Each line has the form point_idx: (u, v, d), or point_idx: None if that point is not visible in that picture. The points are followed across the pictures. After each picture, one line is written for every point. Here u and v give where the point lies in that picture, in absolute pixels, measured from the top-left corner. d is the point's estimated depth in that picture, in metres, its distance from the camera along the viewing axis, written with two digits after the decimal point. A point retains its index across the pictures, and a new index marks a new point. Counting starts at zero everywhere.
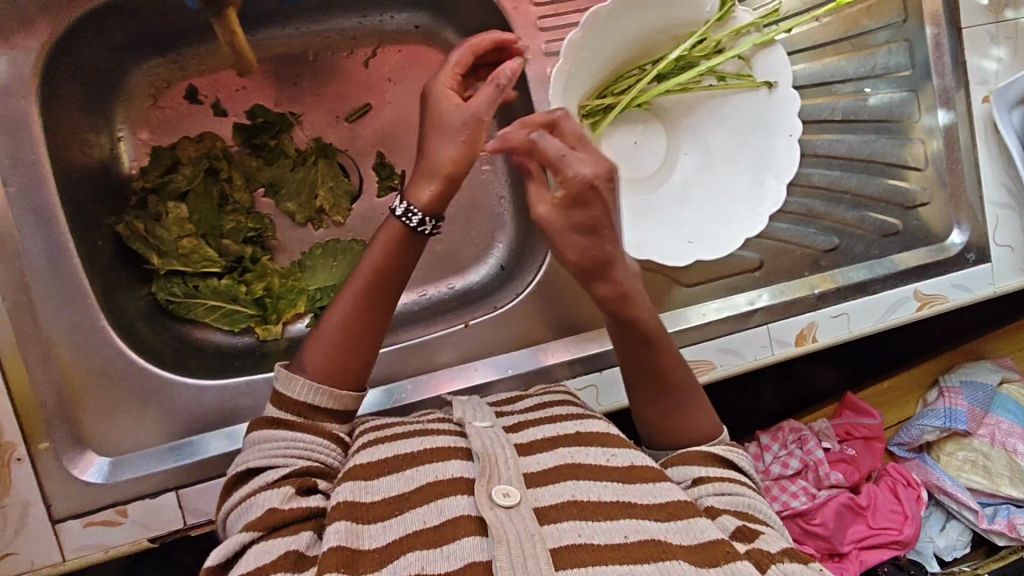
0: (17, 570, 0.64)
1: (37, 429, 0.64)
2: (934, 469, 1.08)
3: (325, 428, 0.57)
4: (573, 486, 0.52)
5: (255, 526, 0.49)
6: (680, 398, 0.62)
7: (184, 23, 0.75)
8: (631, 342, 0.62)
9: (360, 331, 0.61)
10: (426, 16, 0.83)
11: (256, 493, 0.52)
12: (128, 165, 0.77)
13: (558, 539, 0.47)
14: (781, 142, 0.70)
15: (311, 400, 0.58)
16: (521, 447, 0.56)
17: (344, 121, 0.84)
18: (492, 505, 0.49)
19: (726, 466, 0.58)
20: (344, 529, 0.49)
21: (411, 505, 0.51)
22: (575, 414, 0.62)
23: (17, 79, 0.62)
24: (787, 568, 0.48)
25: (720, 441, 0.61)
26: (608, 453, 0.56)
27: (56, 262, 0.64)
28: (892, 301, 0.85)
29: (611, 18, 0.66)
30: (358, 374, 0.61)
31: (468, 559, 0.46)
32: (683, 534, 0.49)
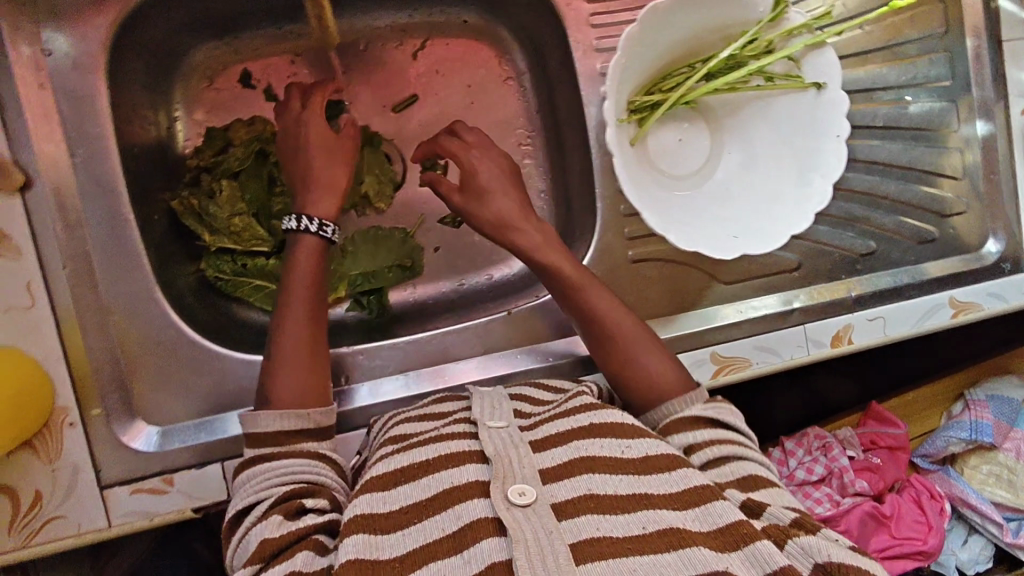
0: (65, 533, 0.65)
1: (91, 395, 0.65)
2: (958, 482, 1.06)
3: (298, 447, 0.60)
4: (588, 479, 0.53)
5: (253, 559, 0.51)
6: (633, 349, 0.66)
7: (245, 10, 0.77)
8: (573, 310, 0.68)
9: (310, 354, 0.65)
10: (476, 10, 0.84)
11: (250, 528, 0.54)
12: (182, 145, 0.78)
13: (576, 535, 0.48)
14: (829, 144, 0.72)
15: (280, 426, 0.60)
16: (536, 443, 0.57)
17: (391, 111, 0.85)
18: (509, 505, 0.50)
19: (715, 428, 0.60)
20: (362, 540, 0.50)
21: (429, 512, 0.52)
22: (585, 404, 0.61)
23: (86, 54, 0.63)
24: (804, 543, 0.48)
25: (700, 402, 0.63)
26: (623, 444, 0.56)
27: (118, 234, 0.65)
28: (928, 307, 0.86)
29: (666, 16, 0.67)
30: (321, 395, 0.64)
31: (487, 561, 0.47)
32: (701, 521, 0.50)
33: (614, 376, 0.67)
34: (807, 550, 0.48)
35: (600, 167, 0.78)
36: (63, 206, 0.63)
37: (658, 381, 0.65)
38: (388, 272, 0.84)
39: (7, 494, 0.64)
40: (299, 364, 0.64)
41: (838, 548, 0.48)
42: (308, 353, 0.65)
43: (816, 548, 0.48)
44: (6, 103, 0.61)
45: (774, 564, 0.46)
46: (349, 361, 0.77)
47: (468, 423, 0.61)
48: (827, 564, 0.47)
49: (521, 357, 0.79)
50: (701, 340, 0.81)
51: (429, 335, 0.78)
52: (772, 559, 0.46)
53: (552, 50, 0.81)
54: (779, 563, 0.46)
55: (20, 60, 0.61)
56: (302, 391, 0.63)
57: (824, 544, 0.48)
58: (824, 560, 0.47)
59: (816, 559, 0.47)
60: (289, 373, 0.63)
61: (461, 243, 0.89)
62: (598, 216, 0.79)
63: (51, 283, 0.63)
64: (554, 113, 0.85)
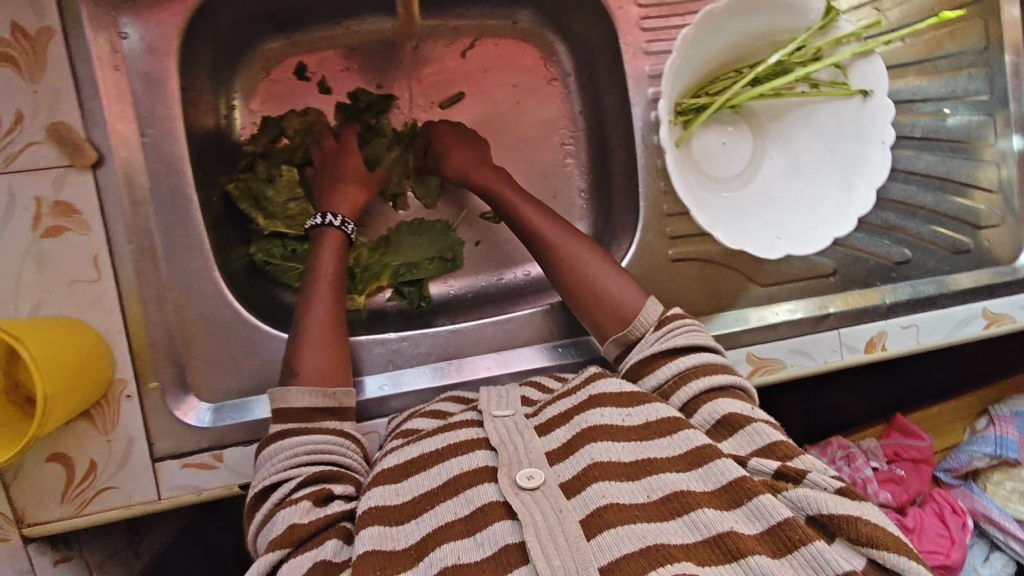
0: (115, 503, 0.67)
1: (148, 368, 0.67)
2: (982, 496, 1.02)
3: (321, 424, 0.62)
4: (592, 449, 0.54)
5: (281, 544, 0.53)
6: (594, 276, 0.71)
7: (309, 7, 0.79)
8: (542, 255, 0.74)
9: (332, 326, 0.68)
10: (526, 12, 0.86)
11: (278, 511, 0.55)
12: (238, 133, 0.81)
13: (585, 508, 0.50)
14: (874, 150, 0.73)
15: (311, 403, 0.63)
16: (540, 427, 0.59)
17: (438, 107, 0.87)
18: (517, 488, 0.52)
19: (680, 361, 0.62)
20: (377, 531, 0.52)
21: (441, 498, 0.54)
22: (585, 380, 0.63)
23: (161, 38, 0.66)
24: (793, 495, 0.49)
25: (656, 332, 0.66)
26: (623, 414, 0.57)
27: (179, 213, 0.67)
28: (964, 316, 0.87)
29: (719, 21, 0.70)
30: (343, 370, 0.67)
31: (499, 544, 0.48)
32: (705, 480, 0.51)
33: (583, 308, 0.71)
34: (798, 502, 0.49)
35: (644, 166, 0.80)
36: (131, 184, 0.65)
37: (620, 301, 0.69)
38: (430, 263, 0.85)
39: (63, 462, 0.66)
40: (321, 339, 0.67)
41: (829, 497, 0.48)
42: (327, 325, 0.68)
43: (807, 500, 0.48)
44: (82, 82, 0.63)
45: (781, 516, 0.47)
46: (393, 348, 0.76)
47: (476, 412, 0.63)
48: (819, 516, 0.48)
49: (564, 349, 0.78)
50: (736, 340, 0.81)
51: (474, 325, 0.78)
52: (776, 512, 0.47)
53: (600, 52, 0.83)
54: (784, 515, 0.47)
55: (98, 43, 0.64)
56: (324, 363, 0.66)
57: (814, 496, 0.48)
58: (816, 511, 0.48)
59: (808, 510, 0.49)
60: (313, 348, 0.66)
61: (500, 239, 0.90)
62: (640, 214, 0.80)
63: (116, 258, 0.65)
64: (598, 114, 0.87)
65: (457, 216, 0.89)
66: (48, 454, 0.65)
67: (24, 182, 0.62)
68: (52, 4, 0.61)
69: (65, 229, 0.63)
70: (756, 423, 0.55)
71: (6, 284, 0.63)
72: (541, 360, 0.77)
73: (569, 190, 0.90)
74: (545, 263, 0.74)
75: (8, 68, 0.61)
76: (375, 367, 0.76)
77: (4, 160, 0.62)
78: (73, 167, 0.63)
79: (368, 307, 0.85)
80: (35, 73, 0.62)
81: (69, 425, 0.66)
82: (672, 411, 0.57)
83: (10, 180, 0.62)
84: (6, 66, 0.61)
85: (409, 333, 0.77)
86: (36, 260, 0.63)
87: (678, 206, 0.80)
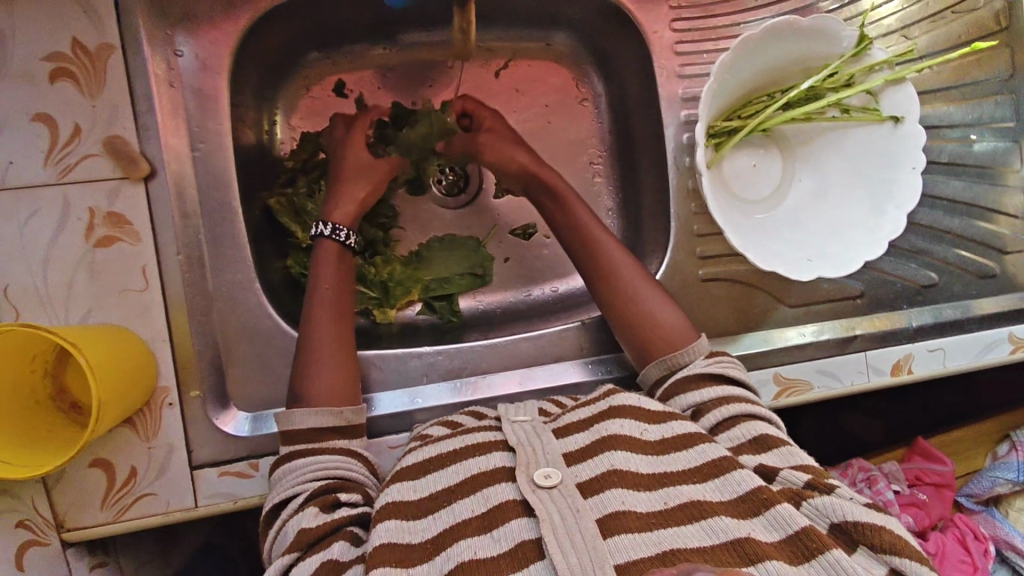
0: (154, 510, 0.68)
1: (189, 376, 0.68)
2: (1003, 523, 1.00)
3: (327, 444, 0.63)
4: (611, 456, 0.55)
5: (291, 549, 0.55)
6: (643, 302, 0.70)
7: (350, 26, 0.80)
8: (591, 272, 0.73)
9: (339, 345, 0.68)
10: (559, 35, 0.88)
11: (288, 521, 0.58)
12: (279, 147, 0.83)
13: (603, 508, 0.50)
14: (905, 175, 0.76)
15: (315, 423, 0.63)
16: (558, 431, 0.60)
17: None
18: (535, 487, 0.52)
19: (721, 386, 0.63)
20: (393, 525, 0.53)
21: (456, 496, 0.55)
22: (603, 393, 0.63)
23: (214, 56, 0.69)
24: (819, 503, 0.49)
25: (702, 357, 0.67)
26: (641, 427, 0.58)
27: (225, 224, 0.70)
28: (990, 340, 0.85)
29: (756, 48, 0.73)
30: (351, 389, 0.67)
31: (515, 539, 0.49)
32: (722, 491, 0.51)
33: (624, 330, 0.71)
34: (822, 509, 0.49)
35: (675, 186, 0.81)
36: (181, 196, 0.68)
37: (667, 330, 0.69)
38: (461, 279, 0.85)
39: (104, 468, 0.67)
40: (331, 362, 0.66)
41: (854, 505, 0.49)
42: (334, 347, 0.67)
43: (831, 507, 0.49)
44: (138, 97, 0.66)
45: (796, 525, 0.47)
46: (427, 361, 0.77)
47: (494, 420, 0.65)
48: (843, 524, 0.48)
49: (594, 366, 0.79)
50: (763, 361, 0.81)
51: (506, 340, 0.79)
52: (793, 521, 0.48)
53: (632, 75, 0.85)
54: (801, 524, 0.47)
55: (155, 60, 0.67)
56: (332, 387, 0.65)
57: (840, 504, 0.49)
58: (840, 519, 0.48)
59: (832, 518, 0.49)
60: (321, 372, 0.66)
61: (530, 256, 0.90)
62: (671, 234, 0.81)
63: (163, 268, 0.67)
64: (629, 135, 0.88)
65: (488, 233, 0.90)
66: (90, 460, 0.67)
67: (79, 193, 0.65)
68: (114, 22, 0.65)
69: (117, 239, 0.66)
70: (789, 445, 0.57)
71: (58, 291, 0.65)
72: (572, 376, 0.78)
73: (597, 209, 0.91)
74: (593, 281, 0.73)
75: (69, 83, 0.64)
76: (410, 381, 0.77)
77: (62, 172, 0.64)
78: (126, 178, 0.65)
79: (399, 320, 0.87)
80: (95, 89, 0.65)
81: (112, 431, 0.67)
82: (691, 427, 0.58)
83: (66, 191, 0.65)
84: (68, 81, 0.64)
85: (444, 347, 0.78)
86: (88, 268, 0.65)
87: (709, 226, 0.81)
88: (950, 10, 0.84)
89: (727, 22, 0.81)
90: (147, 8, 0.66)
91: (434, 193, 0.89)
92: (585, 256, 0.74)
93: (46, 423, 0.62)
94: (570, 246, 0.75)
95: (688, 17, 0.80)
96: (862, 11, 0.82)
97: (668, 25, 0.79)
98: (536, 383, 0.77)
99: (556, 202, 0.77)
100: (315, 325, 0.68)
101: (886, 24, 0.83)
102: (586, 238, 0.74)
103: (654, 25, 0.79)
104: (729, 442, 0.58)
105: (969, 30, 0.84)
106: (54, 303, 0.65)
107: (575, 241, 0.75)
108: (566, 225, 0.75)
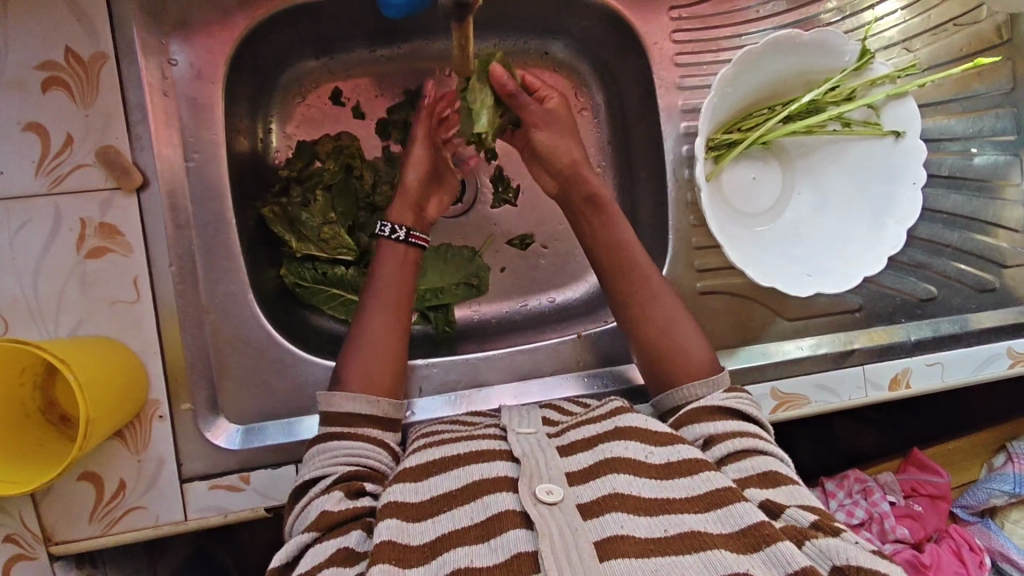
0: (143, 524, 0.67)
1: (181, 389, 0.68)
2: (999, 535, 0.99)
3: (360, 431, 0.61)
4: (614, 479, 0.54)
5: (313, 527, 0.54)
6: (668, 326, 0.69)
7: (346, 34, 0.79)
8: (619, 295, 0.72)
9: (388, 338, 0.66)
10: (558, 44, 0.87)
11: (313, 500, 0.57)
12: (274, 156, 0.82)
13: (601, 531, 0.50)
14: (905, 189, 0.75)
15: (356, 408, 0.62)
16: (562, 448, 0.59)
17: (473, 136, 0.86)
18: (536, 501, 0.51)
19: (735, 420, 0.62)
20: (395, 524, 0.52)
21: (457, 502, 0.54)
22: (611, 410, 0.63)
23: (208, 65, 0.69)
24: (822, 544, 0.49)
25: (721, 390, 0.65)
26: (647, 449, 0.57)
27: (218, 235, 0.69)
28: (987, 355, 0.84)
29: (757, 61, 0.72)
30: (393, 384, 0.66)
31: (513, 550, 0.48)
32: (723, 523, 0.51)
33: (646, 354, 0.70)
34: (826, 551, 0.48)
35: (674, 199, 0.80)
36: (174, 206, 0.67)
37: (690, 356, 0.68)
38: (456, 289, 0.84)
39: (94, 482, 0.66)
40: (374, 353, 0.65)
41: (857, 550, 0.48)
42: (381, 338, 0.66)
43: (835, 549, 0.48)
44: (131, 105, 0.65)
45: (795, 565, 0.47)
46: (421, 374, 0.77)
47: (498, 427, 0.63)
48: (844, 566, 0.47)
49: (590, 379, 0.78)
50: (760, 375, 0.79)
51: (503, 352, 0.78)
52: (793, 560, 0.47)
53: (631, 86, 0.84)
54: (801, 564, 0.47)
55: (148, 68, 0.66)
56: (371, 379, 0.64)
57: (843, 547, 0.48)
58: (842, 562, 0.47)
59: (834, 561, 0.48)
60: (362, 359, 0.65)
61: (527, 266, 0.89)
62: (669, 245, 0.80)
63: (155, 279, 0.66)
64: (627, 145, 0.87)
65: (485, 242, 0.89)
66: (79, 473, 0.66)
67: (70, 203, 0.65)
68: (107, 31, 0.64)
69: (108, 250, 0.65)
70: (796, 485, 0.56)
71: (49, 302, 0.64)
72: (568, 390, 0.77)
73: None
74: (621, 303, 0.72)
75: (61, 92, 0.64)
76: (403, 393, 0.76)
77: (52, 181, 0.64)
78: (119, 189, 0.65)
79: None
80: (88, 98, 0.64)
81: (101, 444, 0.66)
82: (698, 452, 0.57)
83: (57, 201, 0.64)
84: (60, 90, 0.64)
85: (437, 359, 0.77)
86: (80, 279, 0.65)
87: (708, 239, 0.81)
88: (952, 23, 0.83)
89: (729, 34, 0.80)
90: (141, 16, 0.65)
91: None
92: (619, 282, 0.72)
93: (34, 437, 0.61)
94: (607, 268, 0.73)
95: (688, 27, 0.79)
96: (863, 23, 0.82)
97: (669, 36, 0.79)
98: (532, 397, 0.77)
99: (595, 211, 0.74)
100: (367, 316, 0.67)
101: (887, 37, 0.82)
102: (619, 256, 0.72)
103: (653, 36, 0.79)
104: (736, 473, 0.57)
105: (971, 43, 0.83)
106: (43, 315, 0.64)
107: (610, 258, 0.72)
108: (604, 242, 0.73)
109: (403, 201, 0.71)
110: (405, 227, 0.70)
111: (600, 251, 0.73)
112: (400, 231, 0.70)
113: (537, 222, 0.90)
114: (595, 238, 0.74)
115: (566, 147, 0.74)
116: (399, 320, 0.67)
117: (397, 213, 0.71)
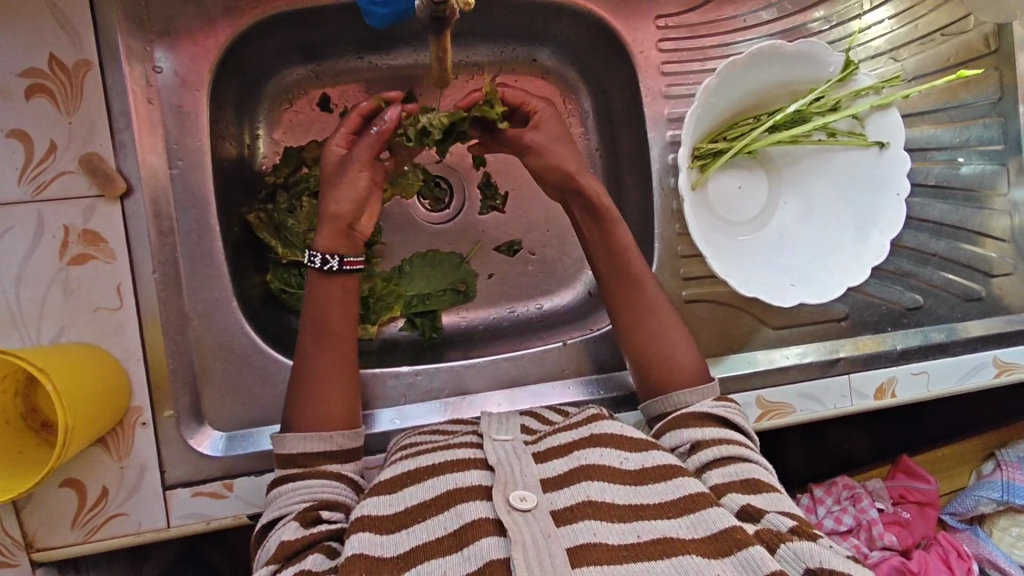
0: (125, 531, 0.67)
1: (163, 397, 0.68)
2: (986, 542, 0.98)
3: (323, 468, 0.61)
4: (588, 486, 0.54)
5: (273, 560, 0.54)
6: (660, 335, 0.70)
7: (335, 40, 0.79)
8: (614, 301, 0.72)
9: (337, 370, 0.66)
10: (546, 51, 0.87)
11: (272, 535, 0.57)
12: (260, 161, 0.81)
13: (573, 538, 0.50)
14: (890, 200, 0.76)
15: (316, 449, 0.62)
16: (537, 455, 0.58)
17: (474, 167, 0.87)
18: (510, 509, 0.51)
19: (720, 428, 0.62)
20: (367, 537, 0.52)
21: (432, 511, 0.54)
22: (588, 417, 0.62)
23: (194, 72, 0.69)
24: (797, 547, 0.50)
25: (709, 400, 0.65)
26: (621, 455, 0.57)
27: (201, 242, 0.69)
28: (973, 364, 0.84)
29: (741, 71, 0.73)
30: (348, 412, 0.65)
31: (486, 558, 0.48)
32: (695, 528, 0.51)
33: (633, 357, 0.70)
34: (800, 554, 0.50)
35: (659, 208, 0.80)
36: (158, 214, 0.67)
37: (678, 363, 0.69)
38: (443, 295, 0.84)
39: (75, 488, 0.66)
40: (324, 387, 0.65)
41: (830, 554, 0.50)
42: (330, 369, 0.66)
43: (808, 553, 0.49)
44: (116, 113, 0.65)
45: (767, 569, 0.48)
46: (406, 382, 0.76)
47: (477, 434, 0.63)
48: (817, 570, 0.48)
49: (574, 388, 0.78)
50: (746, 383, 0.79)
51: (489, 360, 0.78)
52: (764, 564, 0.48)
53: (619, 93, 0.84)
54: (772, 568, 0.48)
55: (133, 75, 0.66)
56: (328, 412, 0.64)
57: (817, 551, 0.49)
58: (816, 565, 0.49)
59: (808, 564, 0.49)
60: (313, 396, 0.64)
61: (514, 273, 0.89)
62: (655, 255, 0.80)
63: (139, 286, 0.67)
64: (614, 152, 0.87)
65: (472, 248, 0.88)
66: (62, 480, 0.66)
67: (54, 210, 0.65)
68: (91, 38, 0.64)
69: (92, 257, 0.65)
70: (776, 491, 0.57)
71: (31, 310, 0.64)
72: (553, 397, 0.77)
73: None
74: (616, 305, 0.71)
75: (45, 99, 0.64)
76: (388, 401, 0.76)
77: (36, 188, 0.64)
78: (103, 196, 0.65)
79: (380, 337, 0.85)
80: (72, 105, 0.64)
81: (84, 451, 0.66)
82: (672, 459, 0.58)
83: (41, 208, 0.64)
84: (44, 97, 0.64)
85: (423, 367, 0.77)
86: (62, 286, 0.65)
87: (693, 247, 0.81)
88: (939, 32, 0.83)
89: (715, 43, 0.81)
90: (125, 23, 0.66)
91: (417, 209, 0.87)
92: (617, 289, 0.71)
93: (15, 445, 0.61)
94: (609, 275, 0.72)
95: (675, 37, 0.80)
96: (850, 33, 0.82)
97: (656, 45, 0.79)
98: (524, 404, 0.77)
99: (596, 222, 0.72)
100: (306, 350, 0.66)
101: (875, 47, 0.83)
102: (619, 265, 0.71)
103: (640, 45, 0.79)
104: (720, 478, 0.58)
105: (958, 53, 0.84)
106: (26, 322, 0.64)
107: (611, 269, 0.72)
108: (604, 251, 0.72)
109: (330, 225, 0.66)
110: (338, 256, 0.66)
111: (601, 261, 0.72)
112: (333, 261, 0.66)
113: (525, 228, 0.89)
114: (593, 243, 0.73)
115: (560, 159, 0.71)
116: (343, 352, 0.67)
117: (327, 241, 0.66)
